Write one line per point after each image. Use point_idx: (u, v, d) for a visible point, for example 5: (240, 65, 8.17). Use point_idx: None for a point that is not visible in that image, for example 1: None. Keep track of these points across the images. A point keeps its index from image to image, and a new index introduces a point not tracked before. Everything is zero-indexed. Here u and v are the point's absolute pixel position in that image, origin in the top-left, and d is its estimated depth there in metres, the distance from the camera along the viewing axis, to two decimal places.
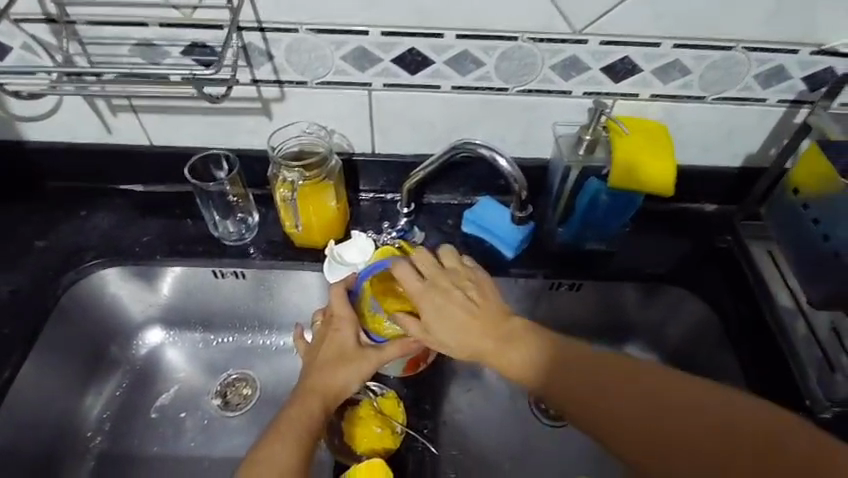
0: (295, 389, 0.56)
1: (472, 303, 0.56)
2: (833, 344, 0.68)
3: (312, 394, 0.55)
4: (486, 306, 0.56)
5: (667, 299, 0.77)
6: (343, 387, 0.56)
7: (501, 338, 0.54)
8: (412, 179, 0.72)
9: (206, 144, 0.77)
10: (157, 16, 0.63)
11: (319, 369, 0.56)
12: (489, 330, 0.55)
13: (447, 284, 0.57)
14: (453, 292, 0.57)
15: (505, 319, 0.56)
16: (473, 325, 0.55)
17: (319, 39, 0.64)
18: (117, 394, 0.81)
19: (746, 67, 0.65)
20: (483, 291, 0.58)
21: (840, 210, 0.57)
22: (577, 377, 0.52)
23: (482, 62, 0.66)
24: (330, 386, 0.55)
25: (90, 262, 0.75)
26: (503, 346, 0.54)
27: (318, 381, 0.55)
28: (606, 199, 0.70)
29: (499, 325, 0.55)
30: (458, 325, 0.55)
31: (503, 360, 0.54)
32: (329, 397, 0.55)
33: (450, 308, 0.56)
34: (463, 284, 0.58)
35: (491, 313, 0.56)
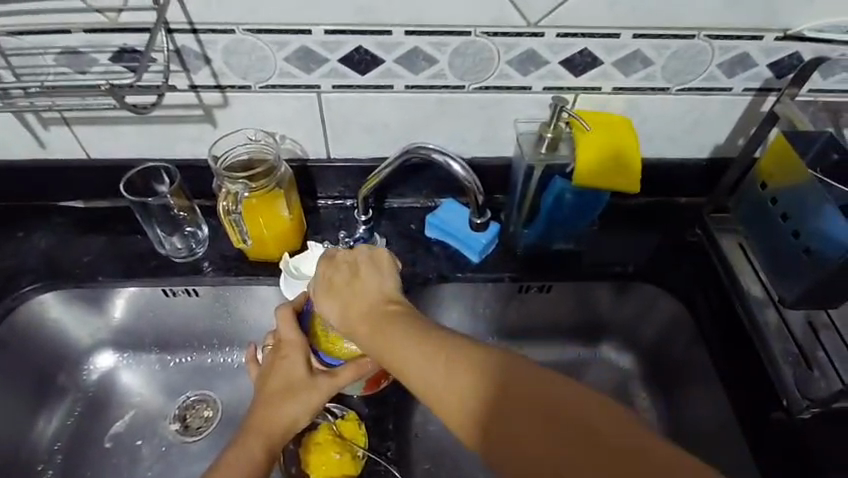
0: (247, 422, 0.55)
1: (358, 284, 0.52)
2: (808, 337, 0.66)
3: (260, 429, 0.53)
4: (370, 286, 0.52)
5: (639, 297, 0.75)
6: (292, 420, 0.54)
7: (389, 324, 0.47)
8: (372, 182, 0.67)
9: (149, 155, 0.72)
10: (80, 21, 0.58)
11: (267, 402, 0.54)
12: (376, 320, 0.48)
13: (342, 264, 0.55)
14: (344, 273, 0.54)
15: (387, 302, 0.50)
16: (357, 309, 0.50)
17: (258, 40, 0.60)
18: (68, 423, 0.76)
19: (710, 56, 0.63)
20: (381, 271, 0.53)
21: (808, 205, 0.54)
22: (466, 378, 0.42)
23: (434, 59, 0.62)
24: (279, 420, 0.54)
25: (27, 287, 0.70)
26: (407, 348, 0.45)
27: (267, 416, 0.54)
28: (571, 198, 0.67)
29: (384, 306, 0.49)
30: (346, 309, 0.51)
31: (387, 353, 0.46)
32: (279, 431, 0.54)
33: (338, 286, 0.53)
34: (356, 264, 0.54)
35: (377, 295, 0.51)
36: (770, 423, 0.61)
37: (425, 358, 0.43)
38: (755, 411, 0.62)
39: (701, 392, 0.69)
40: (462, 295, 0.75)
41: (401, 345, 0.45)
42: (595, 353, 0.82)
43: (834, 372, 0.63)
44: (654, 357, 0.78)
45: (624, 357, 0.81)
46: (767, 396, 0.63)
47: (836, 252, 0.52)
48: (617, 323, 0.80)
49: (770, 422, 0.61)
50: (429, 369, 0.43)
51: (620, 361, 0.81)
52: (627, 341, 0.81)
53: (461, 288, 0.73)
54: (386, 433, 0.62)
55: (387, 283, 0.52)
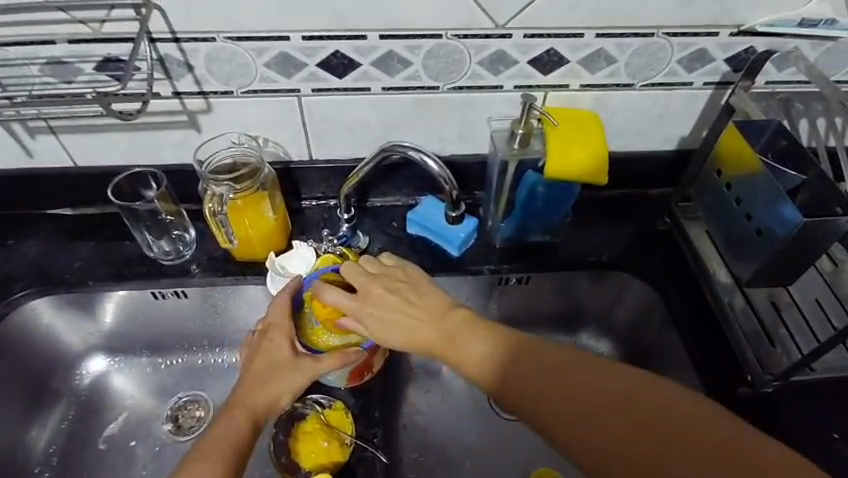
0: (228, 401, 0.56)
1: (412, 302, 0.57)
2: (771, 315, 0.68)
3: (245, 405, 0.55)
4: (423, 303, 0.57)
5: (613, 285, 0.78)
6: (277, 397, 0.57)
7: (437, 327, 0.55)
8: (352, 181, 0.69)
9: (135, 161, 0.74)
10: (64, 32, 0.60)
11: (252, 382, 0.57)
12: (437, 328, 0.55)
13: (380, 290, 0.58)
14: (388, 296, 0.58)
15: (446, 312, 0.56)
16: (419, 324, 0.56)
17: (239, 47, 0.62)
18: (63, 426, 0.77)
19: (670, 52, 0.66)
20: (421, 287, 0.59)
21: (758, 191, 0.58)
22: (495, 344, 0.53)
23: (408, 61, 0.65)
24: (265, 399, 0.56)
25: (19, 293, 0.72)
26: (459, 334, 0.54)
27: (253, 393, 0.56)
28: (543, 191, 0.71)
29: (446, 319, 0.56)
30: (411, 331, 0.56)
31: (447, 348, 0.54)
32: (261, 409, 0.55)
33: (389, 310, 0.57)
34: (396, 285, 0.59)
35: (434, 310, 0.57)
36: (737, 398, 0.64)
37: (483, 345, 0.53)
38: (723, 388, 0.65)
39: (674, 373, 0.72)
40: (444, 288, 0.78)
41: (457, 337, 0.54)
42: (575, 342, 0.85)
43: (794, 345, 0.65)
44: (630, 343, 0.81)
45: (603, 344, 0.84)
46: (734, 373, 0.66)
47: (783, 230, 0.55)
48: (595, 312, 0.83)
49: (737, 396, 0.65)
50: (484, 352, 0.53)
51: (600, 348, 0.84)
52: (604, 329, 0.84)
53: (443, 282, 0.76)
54: (371, 420, 0.64)
55: (436, 295, 0.58)
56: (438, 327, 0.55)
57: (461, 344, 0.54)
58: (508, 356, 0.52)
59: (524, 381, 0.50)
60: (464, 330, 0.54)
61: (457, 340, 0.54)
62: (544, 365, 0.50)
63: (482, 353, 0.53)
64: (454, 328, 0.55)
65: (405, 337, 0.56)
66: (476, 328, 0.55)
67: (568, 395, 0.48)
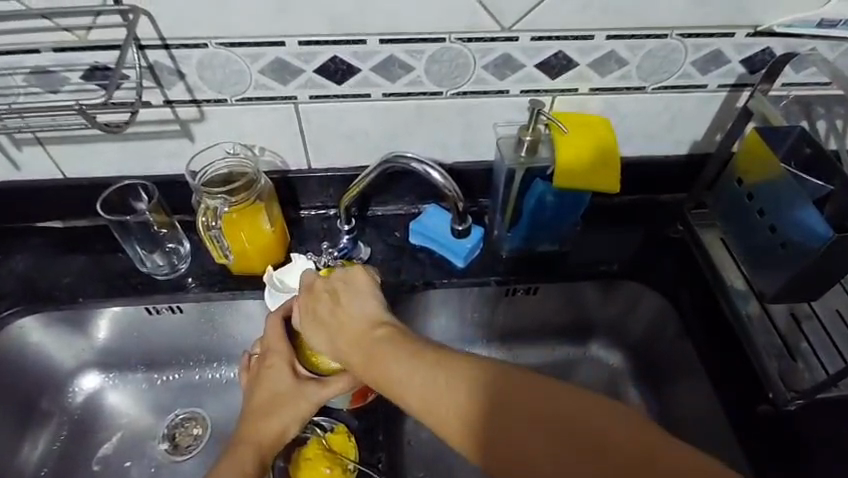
0: (235, 436, 0.55)
1: (339, 311, 0.53)
2: (791, 329, 0.66)
3: (251, 441, 0.53)
4: (350, 312, 0.52)
5: (624, 295, 0.76)
6: (282, 430, 0.54)
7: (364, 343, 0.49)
8: (352, 191, 0.67)
9: (127, 172, 0.71)
10: (48, 41, 0.57)
11: (255, 415, 0.55)
12: (360, 344, 0.49)
13: (320, 291, 0.55)
14: (321, 299, 0.54)
15: (371, 328, 0.50)
16: (342, 340, 0.51)
17: (232, 53, 0.59)
18: (54, 447, 0.74)
19: (684, 54, 0.63)
20: (356, 294, 0.53)
21: (779, 198, 0.55)
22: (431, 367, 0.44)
23: (410, 66, 0.62)
24: (269, 433, 0.54)
25: (7, 311, 0.69)
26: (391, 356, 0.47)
27: (257, 427, 0.54)
28: (552, 200, 0.68)
29: (368, 333, 0.49)
30: (335, 342, 0.52)
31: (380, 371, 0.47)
32: (268, 443, 0.54)
33: (320, 315, 0.54)
34: (334, 285, 0.55)
35: (356, 322, 0.51)
36: (758, 416, 0.62)
37: (420, 372, 0.44)
38: (743, 405, 0.63)
39: (690, 388, 0.70)
40: (449, 300, 0.75)
41: (383, 359, 0.47)
42: (585, 352, 0.83)
43: (817, 362, 0.63)
44: (642, 353, 0.79)
45: (614, 355, 0.81)
46: (753, 389, 0.64)
47: (808, 240, 0.53)
48: (605, 322, 0.80)
49: (756, 414, 0.62)
50: (419, 379, 0.44)
51: (611, 359, 0.82)
52: (615, 339, 0.81)
53: (448, 293, 0.73)
54: (375, 444, 0.61)
55: (372, 308, 0.52)
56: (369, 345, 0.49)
57: (388, 367, 0.46)
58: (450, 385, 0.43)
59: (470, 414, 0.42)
60: (390, 353, 0.47)
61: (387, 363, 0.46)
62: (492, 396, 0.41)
63: (417, 382, 0.44)
64: (378, 348, 0.48)
65: (329, 346, 0.52)
66: (409, 348, 0.46)
67: (516, 427, 0.40)
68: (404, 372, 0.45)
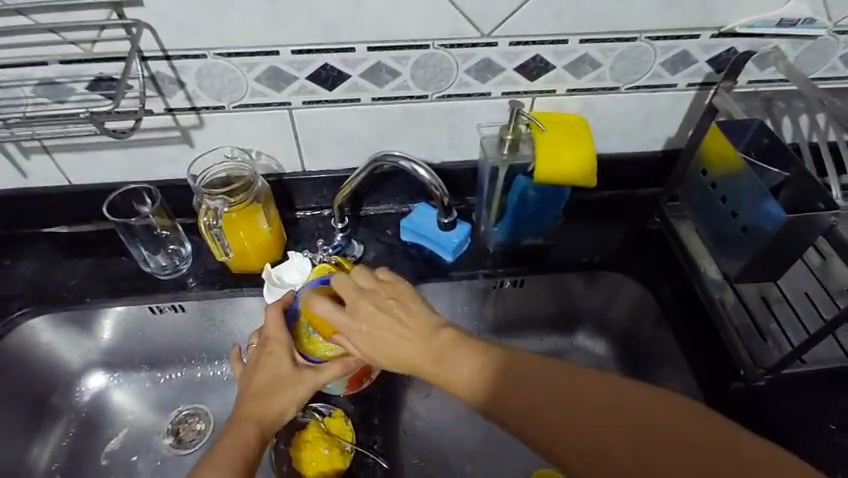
0: (232, 417, 0.56)
1: (398, 317, 0.52)
2: (761, 309, 0.70)
3: (250, 420, 0.55)
4: (411, 321, 0.52)
5: (607, 285, 0.79)
6: (280, 411, 0.57)
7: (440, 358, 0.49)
8: (345, 190, 0.70)
9: (129, 178, 0.75)
10: (56, 54, 0.61)
11: (255, 397, 0.57)
12: (424, 345, 0.50)
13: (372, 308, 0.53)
14: (374, 313, 0.53)
15: (438, 331, 0.51)
16: (408, 345, 0.51)
17: (229, 63, 0.63)
18: (63, 444, 0.77)
19: (653, 55, 0.67)
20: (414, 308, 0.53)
21: (741, 188, 0.59)
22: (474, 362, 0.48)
23: (397, 72, 0.66)
24: (268, 412, 0.56)
25: (16, 313, 0.72)
26: (452, 361, 0.48)
27: (257, 407, 0.56)
28: (534, 195, 0.72)
29: (432, 336, 0.50)
30: (395, 351, 0.51)
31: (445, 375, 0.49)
32: (267, 423, 0.56)
33: (375, 328, 0.53)
34: (382, 300, 0.54)
35: (423, 327, 0.51)
36: (732, 394, 0.65)
37: (480, 367, 0.47)
38: (718, 385, 0.66)
39: (669, 371, 0.73)
40: (441, 294, 0.78)
41: (447, 356, 0.49)
42: (572, 342, 0.86)
43: (786, 341, 0.67)
44: (624, 341, 0.82)
45: (599, 344, 0.85)
46: (727, 368, 0.68)
47: (768, 227, 0.56)
48: (590, 312, 0.84)
49: (731, 391, 0.66)
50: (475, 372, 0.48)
51: (596, 348, 0.85)
52: (600, 328, 0.85)
53: (437, 288, 0.77)
54: (371, 427, 0.65)
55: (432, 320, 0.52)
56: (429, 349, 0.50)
57: (449, 362, 0.49)
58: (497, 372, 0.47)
59: (516, 402, 0.45)
60: (444, 346, 0.49)
61: (447, 359, 0.49)
62: (539, 381, 0.45)
63: (472, 374, 0.48)
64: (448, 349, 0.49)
65: (393, 357, 0.51)
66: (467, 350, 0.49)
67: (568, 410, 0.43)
68: (453, 358, 0.48)
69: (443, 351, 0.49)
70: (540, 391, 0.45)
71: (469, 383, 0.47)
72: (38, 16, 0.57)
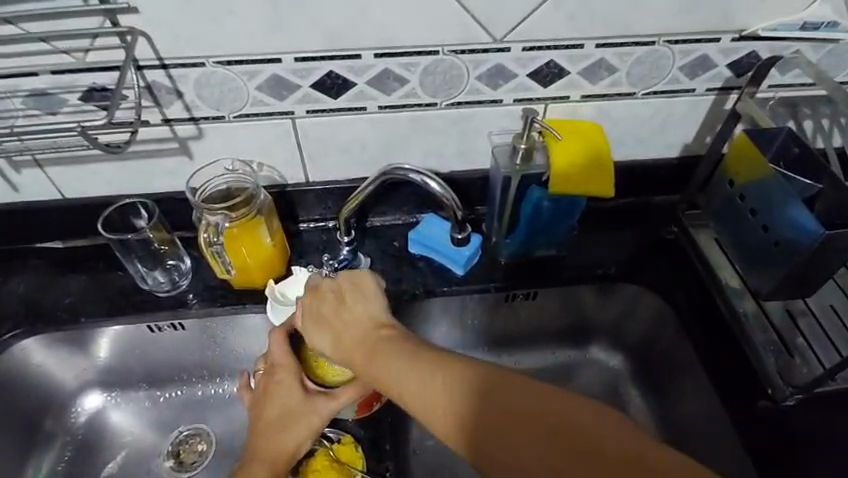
0: (245, 455, 0.55)
1: (342, 308, 0.55)
2: (787, 325, 0.67)
3: (265, 459, 0.54)
4: (352, 313, 0.54)
5: (622, 297, 0.77)
6: (294, 446, 0.55)
7: (377, 352, 0.50)
8: (353, 202, 0.67)
9: (126, 191, 0.72)
10: (47, 64, 0.58)
11: (268, 433, 0.55)
12: (362, 341, 0.51)
13: (325, 289, 0.57)
14: (323, 299, 0.56)
15: (374, 326, 0.52)
16: (347, 340, 0.52)
17: (229, 71, 0.60)
18: (59, 468, 0.74)
19: (672, 60, 0.65)
20: (367, 298, 0.55)
21: (770, 199, 0.57)
22: (409, 369, 0.47)
23: (405, 79, 0.63)
24: (281, 450, 0.55)
25: (8, 334, 0.69)
26: (387, 361, 0.48)
27: (269, 445, 0.55)
28: (548, 205, 0.69)
29: (370, 333, 0.51)
30: (339, 342, 0.53)
31: (382, 379, 0.48)
32: (282, 460, 0.54)
33: (324, 317, 0.55)
34: (340, 287, 0.56)
35: (363, 322, 0.53)
36: (758, 413, 0.63)
37: (412, 372, 0.46)
38: (741, 402, 0.63)
39: (688, 387, 0.71)
40: (450, 308, 0.75)
41: (382, 354, 0.49)
42: (585, 355, 0.84)
43: (814, 357, 0.64)
44: (640, 354, 0.80)
45: (613, 357, 0.82)
46: (753, 386, 0.65)
47: (805, 242, 0.54)
48: (604, 325, 0.81)
49: (758, 410, 0.63)
50: (410, 379, 0.46)
51: (609, 362, 0.83)
52: (614, 341, 0.82)
53: (447, 302, 0.74)
54: (383, 453, 0.62)
55: (373, 312, 0.54)
56: (367, 345, 0.51)
57: (387, 365, 0.48)
58: (455, 392, 0.44)
59: (466, 420, 0.43)
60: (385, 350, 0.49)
61: (386, 364, 0.48)
62: (503, 402, 0.43)
63: (428, 390, 0.45)
64: (385, 349, 0.49)
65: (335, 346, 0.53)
66: (402, 352, 0.48)
67: (505, 423, 0.42)
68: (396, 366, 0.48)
69: (381, 349, 0.50)
70: (475, 396, 0.44)
71: (418, 398, 0.45)
72: (27, 24, 0.54)
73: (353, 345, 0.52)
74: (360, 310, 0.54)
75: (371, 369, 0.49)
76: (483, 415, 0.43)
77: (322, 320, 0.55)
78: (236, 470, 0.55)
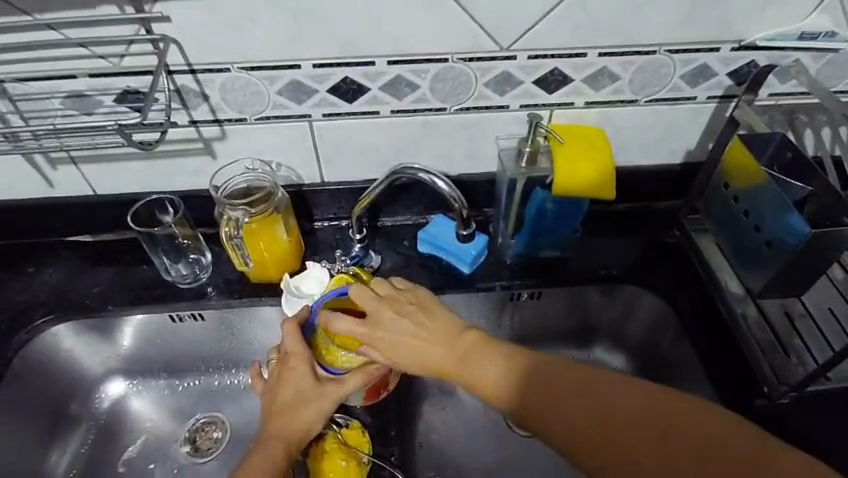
0: (260, 436, 0.59)
1: (421, 326, 0.57)
2: (783, 325, 0.69)
3: (279, 438, 0.57)
4: (433, 327, 0.57)
5: (625, 298, 0.79)
6: (306, 427, 0.59)
7: (468, 358, 0.54)
8: (365, 201, 0.70)
9: (153, 188, 0.76)
10: (85, 67, 0.62)
11: (282, 415, 0.59)
12: (450, 347, 0.55)
13: (389, 308, 0.58)
14: (399, 320, 0.57)
15: (457, 334, 0.56)
16: (432, 347, 0.55)
17: (252, 77, 0.64)
18: (82, 450, 0.78)
19: (672, 68, 0.67)
20: (432, 311, 0.58)
21: (765, 202, 0.59)
22: (483, 355, 0.54)
23: (416, 85, 0.67)
24: (294, 431, 0.58)
25: (40, 320, 0.73)
26: (471, 358, 0.54)
27: (284, 425, 0.58)
28: (552, 207, 0.72)
29: (455, 340, 0.55)
30: (420, 352, 0.56)
31: (467, 371, 0.54)
32: (294, 441, 0.58)
33: (398, 339, 0.56)
34: (404, 307, 0.58)
35: (443, 331, 0.56)
36: (755, 412, 0.64)
37: (485, 356, 0.54)
38: (737, 400, 0.65)
39: (689, 387, 0.72)
40: (457, 306, 0.78)
41: (469, 355, 0.54)
42: (589, 356, 0.86)
43: (809, 356, 0.65)
44: (643, 357, 0.81)
45: (616, 358, 0.84)
46: (749, 385, 0.66)
47: (792, 241, 0.56)
48: (608, 325, 0.83)
49: (753, 409, 0.64)
50: (483, 362, 0.54)
51: (612, 362, 0.84)
52: (617, 342, 0.84)
53: (454, 299, 0.77)
54: (388, 439, 0.65)
55: (447, 317, 0.58)
56: (450, 346, 0.55)
57: (475, 362, 0.54)
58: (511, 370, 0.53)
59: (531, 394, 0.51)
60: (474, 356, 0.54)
61: (467, 357, 0.54)
62: (562, 384, 0.50)
63: (494, 370, 0.53)
64: (465, 345, 0.55)
65: (418, 356, 0.56)
66: (479, 342, 0.55)
67: (556, 396, 0.50)
68: (488, 368, 0.53)
69: (471, 352, 0.54)
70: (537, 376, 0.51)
71: (488, 376, 0.53)
72: (68, 30, 0.59)
73: (440, 351, 0.55)
74: (436, 322, 0.57)
75: (461, 371, 0.54)
76: (542, 385, 0.51)
77: (396, 338, 0.56)
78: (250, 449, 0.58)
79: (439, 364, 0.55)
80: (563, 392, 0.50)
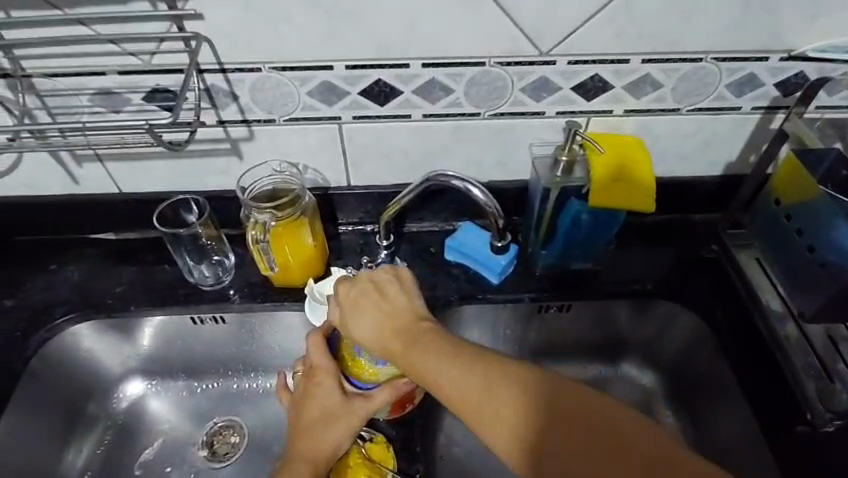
0: (287, 455, 0.58)
1: (387, 302, 0.54)
2: (828, 348, 0.66)
3: (306, 458, 0.57)
4: (396, 304, 0.54)
5: (658, 313, 0.76)
6: (333, 446, 0.57)
7: (417, 344, 0.50)
8: (394, 207, 0.69)
9: (177, 188, 0.75)
10: (115, 64, 0.61)
11: (308, 433, 0.58)
12: (404, 331, 0.52)
13: (365, 276, 0.57)
14: (367, 288, 0.55)
15: (418, 319, 0.53)
16: (387, 326, 0.53)
17: (283, 77, 0.63)
18: (98, 452, 0.77)
19: (718, 77, 0.64)
20: (407, 291, 0.56)
21: (819, 216, 0.57)
22: (426, 351, 0.50)
23: (450, 89, 0.65)
24: (322, 450, 0.57)
25: (61, 319, 0.72)
26: (417, 348, 0.50)
27: (311, 444, 0.57)
28: (587, 219, 0.69)
29: (412, 324, 0.52)
30: (376, 329, 0.53)
31: (411, 364, 0.50)
32: (322, 460, 0.57)
33: (360, 307, 0.55)
34: (378, 277, 0.56)
35: (404, 312, 0.53)
36: (798, 439, 0.61)
37: (429, 351, 0.49)
38: (778, 426, 0.62)
39: (726, 410, 0.69)
40: (483, 316, 0.76)
41: (419, 343, 0.50)
42: (616, 371, 0.83)
43: None
44: (673, 375, 0.79)
45: (644, 374, 0.82)
46: (790, 409, 0.63)
47: None
48: (638, 340, 0.80)
49: (795, 436, 0.61)
50: (428, 358, 0.49)
51: (640, 378, 0.82)
52: (647, 358, 0.81)
53: (481, 309, 0.75)
54: (413, 455, 0.63)
55: (413, 303, 0.55)
56: (402, 330, 0.52)
57: (419, 353, 0.50)
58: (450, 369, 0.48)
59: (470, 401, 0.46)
60: (433, 355, 0.49)
61: (413, 348, 0.50)
62: (504, 390, 0.45)
63: (435, 368, 0.48)
64: (416, 333, 0.51)
65: (373, 332, 0.53)
66: (430, 336, 0.51)
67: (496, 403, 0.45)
68: (443, 367, 0.48)
69: (420, 339, 0.50)
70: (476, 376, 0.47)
71: (431, 372, 0.48)
72: (99, 26, 0.58)
73: (393, 331, 0.52)
74: (402, 301, 0.54)
75: (408, 359, 0.50)
76: (479, 392, 0.46)
77: (360, 306, 0.55)
78: (278, 468, 0.58)
79: (389, 346, 0.52)
80: (502, 399, 0.45)
